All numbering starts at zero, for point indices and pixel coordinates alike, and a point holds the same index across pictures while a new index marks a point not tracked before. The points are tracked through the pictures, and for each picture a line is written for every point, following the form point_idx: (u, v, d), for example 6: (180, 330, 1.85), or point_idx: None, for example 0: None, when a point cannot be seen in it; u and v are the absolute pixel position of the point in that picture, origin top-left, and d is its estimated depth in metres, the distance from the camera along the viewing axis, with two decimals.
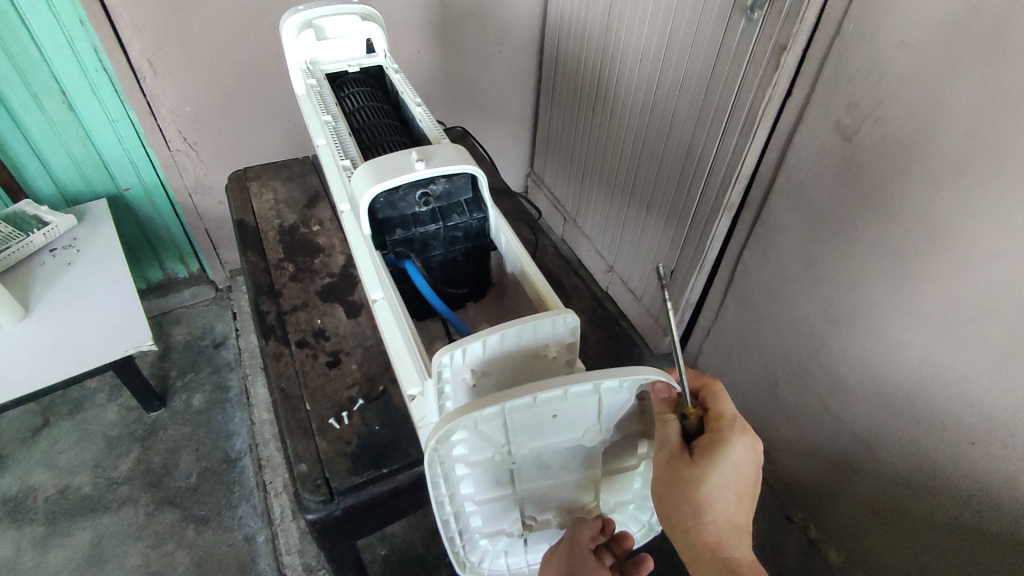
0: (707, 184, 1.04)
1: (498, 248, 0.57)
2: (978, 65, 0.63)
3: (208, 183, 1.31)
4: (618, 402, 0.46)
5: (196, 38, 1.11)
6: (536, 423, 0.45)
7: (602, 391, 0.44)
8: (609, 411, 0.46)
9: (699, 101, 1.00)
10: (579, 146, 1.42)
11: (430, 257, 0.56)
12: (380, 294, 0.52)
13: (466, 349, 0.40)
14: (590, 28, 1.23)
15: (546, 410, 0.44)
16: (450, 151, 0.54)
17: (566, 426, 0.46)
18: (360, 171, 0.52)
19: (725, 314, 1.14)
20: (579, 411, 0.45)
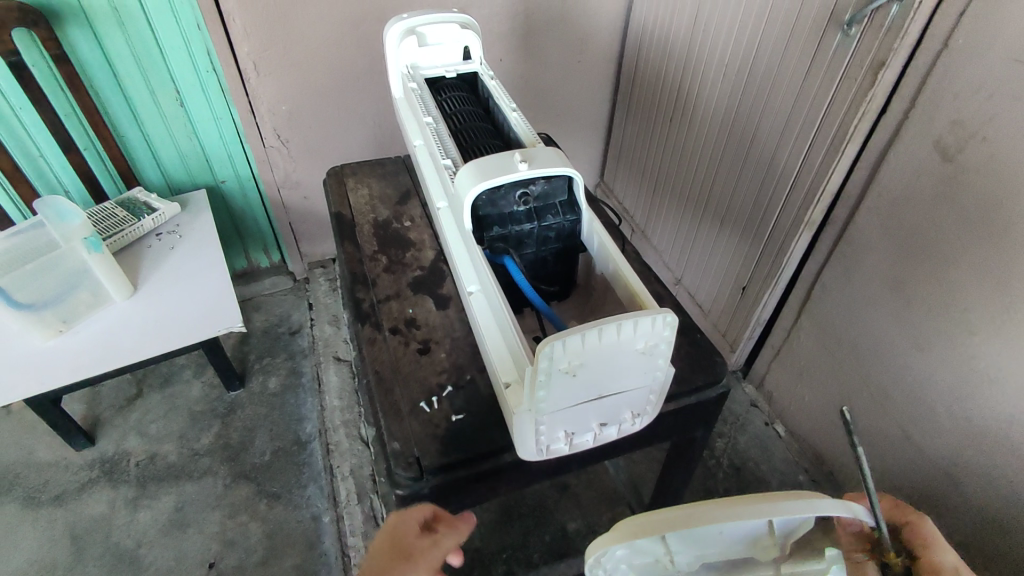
0: (789, 198, 1.02)
1: (589, 249, 0.59)
2: None
3: (296, 178, 1.40)
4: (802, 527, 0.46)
5: (298, 42, 1.20)
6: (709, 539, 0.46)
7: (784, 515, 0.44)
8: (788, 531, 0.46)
9: (785, 116, 0.99)
10: (652, 157, 1.42)
11: (523, 255, 0.59)
12: (477, 286, 0.55)
13: (567, 341, 0.41)
14: (673, 38, 1.24)
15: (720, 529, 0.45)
16: (551, 154, 0.56)
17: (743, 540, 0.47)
18: (465, 170, 0.55)
19: (799, 333, 1.11)
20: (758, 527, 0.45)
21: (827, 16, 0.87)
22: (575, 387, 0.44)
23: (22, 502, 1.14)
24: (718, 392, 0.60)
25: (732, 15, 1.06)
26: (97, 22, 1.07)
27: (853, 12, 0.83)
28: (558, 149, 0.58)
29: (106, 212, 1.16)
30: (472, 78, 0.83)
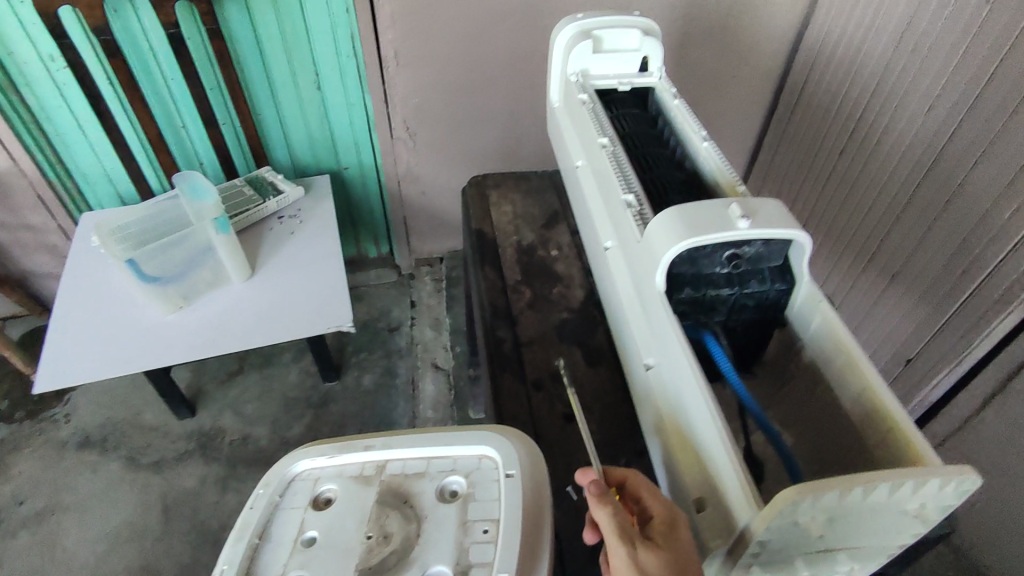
0: (1001, 269, 0.84)
1: (798, 329, 0.47)
2: None
3: (417, 173, 1.35)
4: (443, 480, 0.53)
5: (443, 33, 1.13)
6: (392, 572, 0.47)
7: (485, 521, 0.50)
8: (436, 482, 0.53)
9: (1012, 171, 0.81)
10: (807, 191, 1.25)
11: (709, 323, 0.48)
12: (661, 361, 0.46)
13: (822, 496, 0.34)
14: (862, 59, 1.07)
15: (430, 570, 0.48)
16: (775, 209, 0.44)
17: (409, 536, 0.49)
18: (661, 216, 0.44)
19: (982, 429, 0.92)
20: (444, 528, 0.50)
21: None
22: (814, 535, 0.37)
23: (123, 462, 1.17)
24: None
25: (956, 40, 0.88)
26: (252, 1, 1.05)
27: None
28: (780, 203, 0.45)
29: (234, 189, 1.16)
30: (646, 94, 0.72)
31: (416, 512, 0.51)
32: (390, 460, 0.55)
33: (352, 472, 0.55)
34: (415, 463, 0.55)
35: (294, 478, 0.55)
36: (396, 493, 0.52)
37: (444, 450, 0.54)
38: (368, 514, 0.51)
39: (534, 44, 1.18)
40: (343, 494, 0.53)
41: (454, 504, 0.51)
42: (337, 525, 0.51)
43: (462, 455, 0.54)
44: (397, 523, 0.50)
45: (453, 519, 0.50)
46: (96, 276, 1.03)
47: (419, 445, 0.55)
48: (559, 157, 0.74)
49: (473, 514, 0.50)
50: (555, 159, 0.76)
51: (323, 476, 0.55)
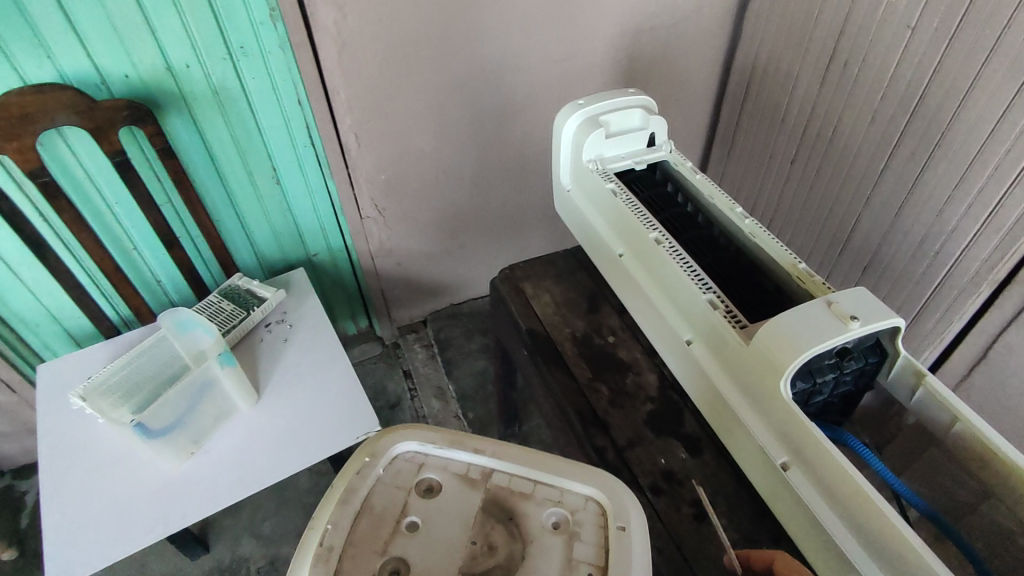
0: (966, 254, 0.95)
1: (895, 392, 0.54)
2: None
3: (390, 246, 1.33)
4: (549, 508, 0.54)
5: (404, 110, 1.12)
6: None
7: (587, 555, 0.52)
8: (541, 510, 0.55)
9: (958, 170, 0.92)
10: (762, 197, 1.36)
11: (813, 401, 0.56)
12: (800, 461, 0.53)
13: None
14: (797, 78, 1.17)
15: None
16: (864, 301, 0.52)
17: (514, 559, 0.51)
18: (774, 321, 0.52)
19: (971, 392, 1.04)
20: (548, 564, 0.51)
21: None
22: None
23: None
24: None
25: (885, 57, 0.99)
26: (196, 109, 0.99)
27: None
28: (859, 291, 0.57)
29: (212, 306, 1.08)
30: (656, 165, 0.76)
31: (521, 532, 0.53)
32: (495, 472, 0.57)
33: (460, 468, 0.57)
34: (522, 482, 0.56)
35: (397, 456, 0.58)
36: (500, 515, 0.54)
37: (555, 479, 0.56)
38: (473, 519, 0.53)
39: (494, 104, 1.19)
40: (451, 487, 0.55)
41: (557, 535, 0.53)
42: (442, 517, 0.53)
43: (571, 485, 0.56)
44: (503, 537, 0.52)
45: (558, 550, 0.52)
46: (82, 438, 0.93)
47: (529, 465, 0.57)
48: (587, 240, 0.76)
49: (579, 549, 0.52)
50: (579, 243, 0.78)
51: (429, 464, 0.57)
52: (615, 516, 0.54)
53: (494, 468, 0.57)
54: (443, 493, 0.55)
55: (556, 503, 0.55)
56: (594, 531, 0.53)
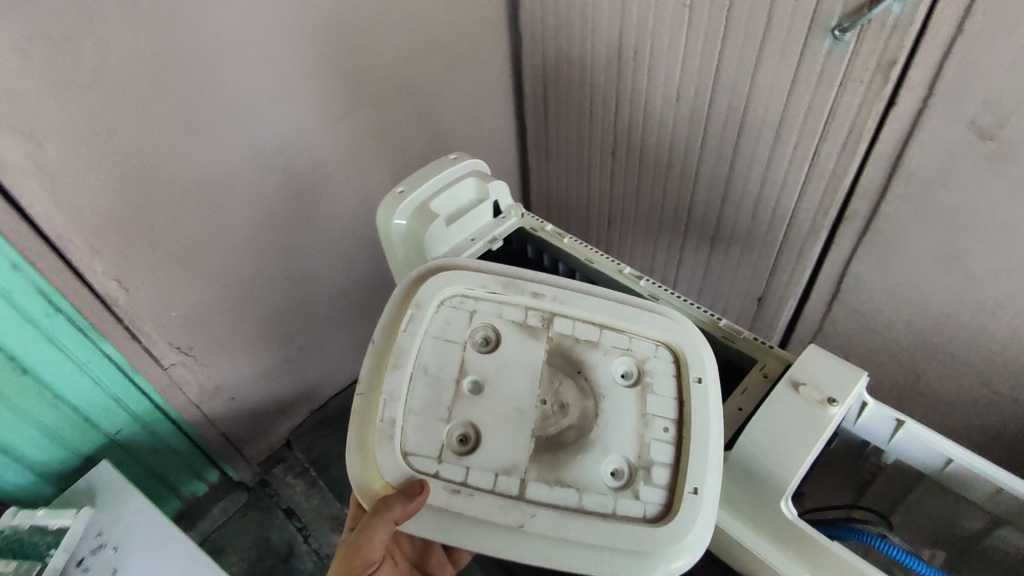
0: (799, 206, 0.99)
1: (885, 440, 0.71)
2: None
3: (214, 384, 1.08)
4: (619, 357, 0.68)
5: (173, 230, 0.88)
6: (572, 444, 0.62)
7: (662, 408, 0.65)
8: (609, 359, 0.68)
9: (771, 132, 0.94)
10: (594, 194, 1.33)
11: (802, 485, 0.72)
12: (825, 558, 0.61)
13: None
14: (592, 73, 1.14)
15: (608, 452, 0.62)
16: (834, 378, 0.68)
17: (587, 412, 0.64)
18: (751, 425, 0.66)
19: (832, 326, 1.11)
20: (624, 417, 0.64)
21: (807, 22, 0.81)
22: None
23: None
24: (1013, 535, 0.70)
25: (672, 38, 0.97)
26: None
27: (842, 17, 0.77)
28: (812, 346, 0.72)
29: None
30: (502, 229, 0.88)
31: (590, 387, 0.66)
32: (559, 320, 0.69)
33: (515, 316, 0.69)
34: (588, 332, 0.69)
35: (446, 300, 0.70)
36: (574, 354, 0.68)
37: (632, 325, 0.69)
38: (543, 375, 0.66)
39: (283, 186, 0.99)
40: (507, 333, 0.68)
41: (634, 388, 0.66)
42: (504, 369, 0.66)
43: (642, 335, 0.69)
44: (574, 395, 0.65)
45: (633, 402, 0.65)
46: None
47: (603, 316, 0.69)
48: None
49: (652, 403, 0.65)
50: None
51: (480, 314, 0.69)
52: (693, 368, 0.67)
53: (557, 317, 0.69)
54: (499, 343, 0.68)
55: (624, 336, 0.69)
56: (668, 384, 0.67)
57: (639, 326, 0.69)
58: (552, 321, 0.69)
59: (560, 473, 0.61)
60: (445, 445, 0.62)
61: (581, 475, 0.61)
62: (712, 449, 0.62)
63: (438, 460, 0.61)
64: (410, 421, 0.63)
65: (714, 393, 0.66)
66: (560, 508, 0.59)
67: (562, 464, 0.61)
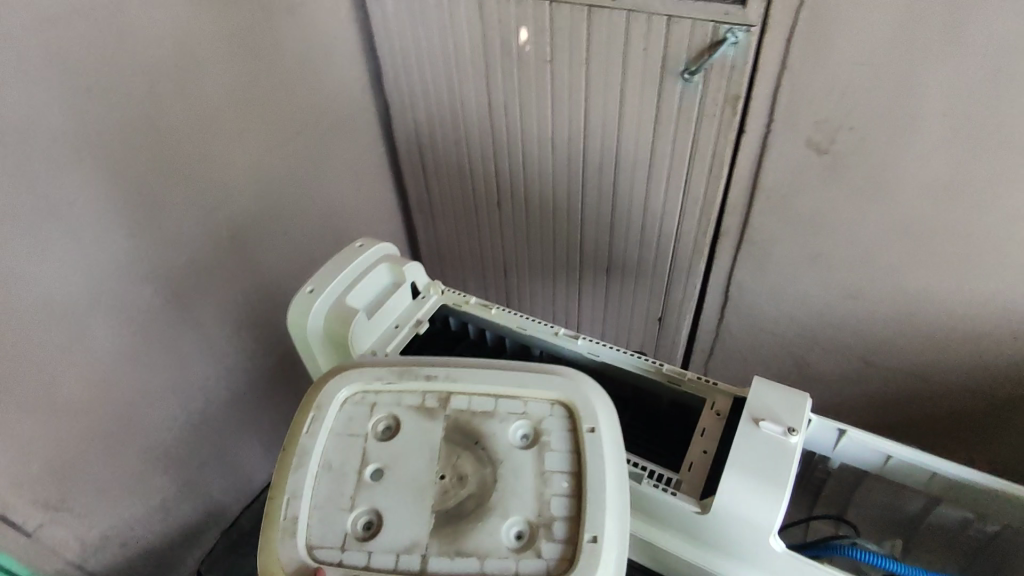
0: (680, 229, 1.06)
1: (847, 454, 0.69)
2: (937, 63, 0.73)
3: (99, 537, 0.91)
4: (516, 422, 0.61)
5: (22, 371, 0.74)
6: (472, 516, 0.55)
7: (561, 465, 0.58)
8: (506, 424, 0.61)
9: (644, 167, 1.01)
10: (487, 245, 1.34)
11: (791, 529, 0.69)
12: None
13: None
14: (466, 130, 1.16)
15: (510, 518, 0.55)
16: (783, 404, 0.65)
17: (487, 480, 0.57)
18: (727, 476, 0.60)
19: (728, 332, 1.19)
20: (524, 479, 0.57)
21: (658, 68, 0.89)
22: None
23: None
24: (936, 516, 0.74)
25: (539, 92, 1.02)
26: None
27: (687, 61, 0.86)
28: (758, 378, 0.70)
29: None
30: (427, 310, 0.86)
31: (488, 455, 0.59)
32: (455, 396, 0.63)
33: (413, 400, 0.63)
34: (483, 402, 0.63)
35: (344, 398, 0.64)
36: (466, 426, 0.61)
37: (525, 388, 0.63)
38: (439, 451, 0.59)
39: (153, 294, 0.88)
40: (404, 417, 0.62)
41: (534, 449, 0.59)
42: (400, 455, 0.59)
43: (537, 398, 0.63)
44: (472, 465, 0.58)
45: (533, 463, 0.58)
46: None
47: (499, 382, 0.63)
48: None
49: (551, 461, 0.58)
50: None
51: (380, 404, 0.63)
52: (587, 421, 0.60)
53: (451, 395, 0.63)
54: (399, 428, 0.61)
55: (520, 401, 0.63)
56: (564, 438, 0.60)
57: (529, 386, 0.63)
58: (446, 398, 0.63)
59: (463, 544, 0.53)
60: (348, 534, 0.55)
61: (485, 545, 0.53)
62: (610, 500, 0.55)
63: (342, 549, 0.54)
64: (313, 519, 0.56)
65: (611, 442, 0.59)
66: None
67: (464, 534, 0.54)
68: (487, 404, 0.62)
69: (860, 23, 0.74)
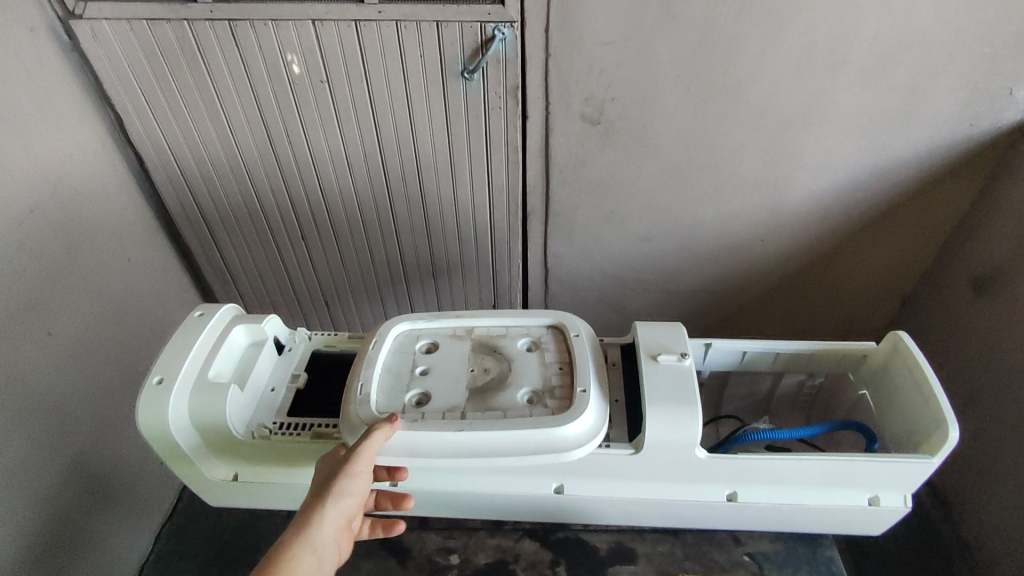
0: (493, 218, 1.12)
1: (715, 364, 0.83)
2: (664, 35, 0.88)
3: None
4: (521, 335, 0.75)
5: None
6: (493, 390, 0.69)
7: (557, 357, 0.73)
8: (515, 337, 0.75)
9: (447, 166, 1.04)
10: (300, 283, 1.25)
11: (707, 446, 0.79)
12: (740, 483, 0.72)
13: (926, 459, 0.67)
14: (248, 166, 1.06)
15: (523, 386, 0.69)
16: (664, 333, 0.75)
17: (505, 370, 0.71)
18: (648, 416, 0.67)
19: (557, 299, 1.29)
20: (531, 368, 0.71)
21: (438, 70, 0.92)
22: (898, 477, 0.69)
23: None
24: (780, 386, 0.89)
25: (321, 113, 0.98)
26: None
27: (464, 60, 0.90)
28: (637, 324, 0.79)
29: None
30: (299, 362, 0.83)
31: (505, 354, 0.73)
32: (475, 326, 0.76)
33: (446, 330, 0.76)
34: (497, 328, 0.76)
35: (394, 330, 0.75)
36: (479, 351, 0.73)
37: (525, 317, 0.77)
38: (467, 357, 0.73)
39: None
40: (441, 341, 0.74)
41: (536, 350, 0.74)
42: (444, 362, 0.72)
43: (537, 322, 0.76)
44: (493, 361, 0.72)
45: (536, 361, 0.72)
46: None
47: (509, 312, 0.77)
48: (299, 490, 0.78)
49: (549, 355, 0.73)
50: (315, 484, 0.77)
51: (423, 332, 0.76)
52: (571, 328, 0.75)
53: (474, 324, 0.76)
54: (437, 347, 0.74)
55: (525, 325, 0.77)
56: (555, 343, 0.74)
57: (528, 314, 0.77)
58: (471, 326, 0.76)
59: (491, 405, 0.67)
60: (406, 405, 0.67)
61: (506, 404, 0.67)
62: (591, 367, 0.70)
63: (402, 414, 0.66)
64: (379, 398, 0.68)
65: (592, 342, 0.74)
66: (492, 421, 0.65)
67: (490, 398, 0.68)
68: (501, 331, 0.76)
69: (600, 8, 0.85)
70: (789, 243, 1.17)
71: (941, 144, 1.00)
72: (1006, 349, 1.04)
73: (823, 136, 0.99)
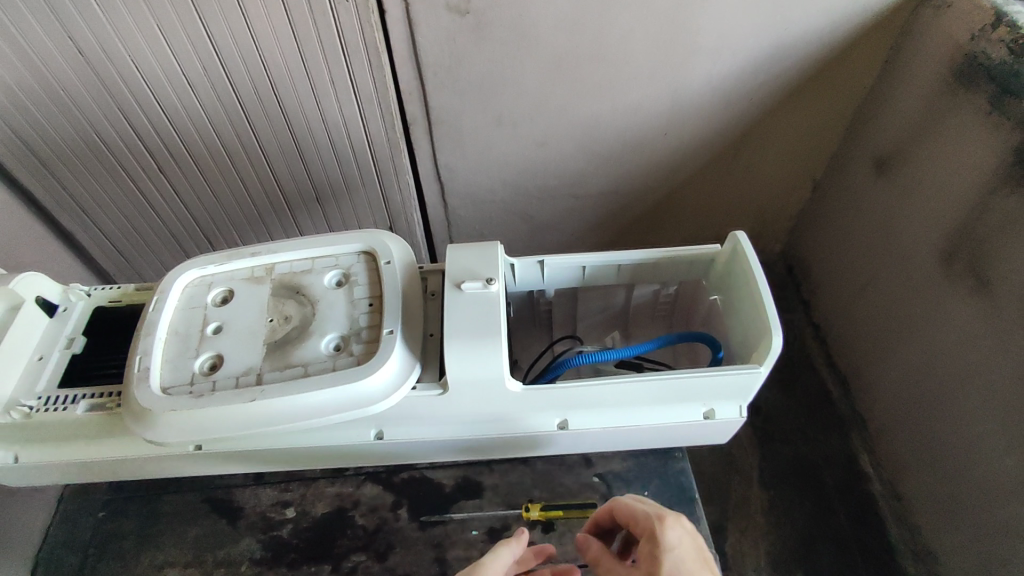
0: (369, 131, 1.01)
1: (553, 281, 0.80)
2: None
3: None
4: (329, 270, 0.71)
5: None
6: (293, 341, 0.65)
7: (367, 291, 0.69)
8: (320, 273, 0.71)
9: (303, 77, 0.91)
10: (170, 223, 1.14)
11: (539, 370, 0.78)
12: (568, 412, 0.70)
13: (751, 369, 0.66)
14: (68, 95, 0.90)
15: (327, 332, 0.66)
16: (478, 256, 0.70)
17: (307, 315, 0.68)
18: (451, 355, 0.63)
19: (456, 214, 1.22)
20: (337, 308, 0.68)
21: None
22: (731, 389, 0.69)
23: None
24: (635, 296, 0.87)
25: (139, 25, 0.82)
26: None
27: None
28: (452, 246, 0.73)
29: None
30: (73, 324, 0.77)
31: (308, 296, 0.69)
32: (276, 264, 0.72)
33: (242, 274, 0.72)
34: (302, 264, 0.72)
35: (182, 283, 0.70)
36: (280, 296, 0.70)
37: (331, 248, 0.72)
38: (266, 305, 0.69)
39: None
40: (236, 289, 0.70)
41: (343, 285, 0.70)
42: (240, 313, 0.68)
43: (345, 250, 0.73)
44: (294, 307, 0.68)
45: (343, 297, 0.69)
46: None
47: (312, 244, 0.72)
48: (91, 467, 0.75)
49: (358, 291, 0.69)
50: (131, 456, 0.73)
51: (215, 280, 0.71)
52: (382, 256, 0.71)
53: (274, 263, 0.72)
54: (231, 298, 0.70)
55: (332, 256, 0.73)
56: (365, 275, 0.71)
57: (333, 242, 0.72)
58: (270, 268, 0.72)
59: (290, 360, 0.64)
60: (195, 374, 0.64)
61: (306, 358, 0.64)
62: (398, 303, 0.67)
63: (189, 384, 0.63)
64: (164, 369, 0.64)
65: (405, 268, 0.70)
66: (287, 384, 0.61)
67: (289, 353, 0.64)
68: (306, 267, 0.72)
69: None
70: (692, 136, 1.10)
71: (849, 13, 0.92)
72: (902, 228, 1.03)
73: (720, 13, 0.90)
